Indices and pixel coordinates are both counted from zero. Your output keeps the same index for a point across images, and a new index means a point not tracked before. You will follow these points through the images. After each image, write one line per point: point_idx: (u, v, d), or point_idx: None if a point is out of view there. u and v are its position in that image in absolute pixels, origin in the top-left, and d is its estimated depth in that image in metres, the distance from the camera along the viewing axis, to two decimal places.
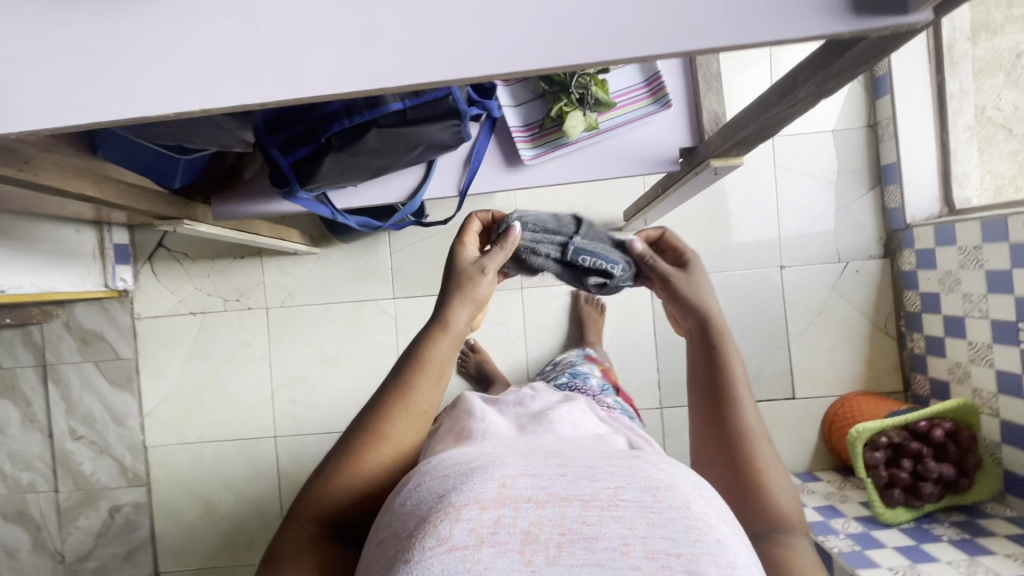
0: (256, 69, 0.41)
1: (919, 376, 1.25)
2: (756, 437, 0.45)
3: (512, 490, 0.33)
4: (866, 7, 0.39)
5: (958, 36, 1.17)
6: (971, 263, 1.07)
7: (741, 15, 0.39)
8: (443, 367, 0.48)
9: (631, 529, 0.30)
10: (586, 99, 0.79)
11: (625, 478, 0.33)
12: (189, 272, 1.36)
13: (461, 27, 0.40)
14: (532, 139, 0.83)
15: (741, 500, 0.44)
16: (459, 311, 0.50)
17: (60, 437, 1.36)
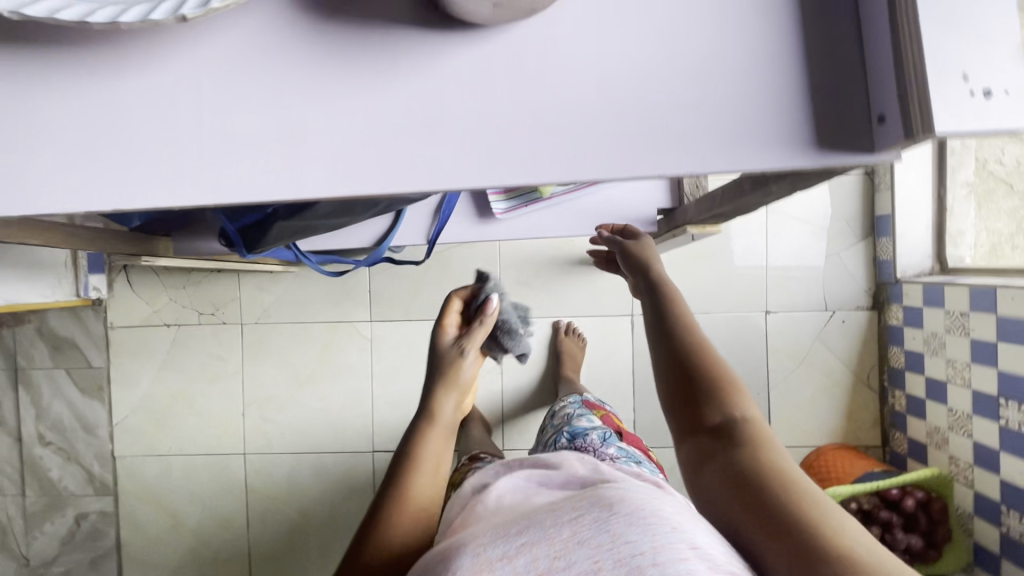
0: (176, 168, 0.38)
1: (898, 434, 1.23)
2: (706, 344, 0.46)
3: (484, 556, 0.36)
4: (831, 143, 0.36)
5: None
6: (957, 330, 1.05)
7: (697, 142, 0.37)
8: (440, 459, 0.51)
9: (598, 547, 0.34)
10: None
11: (583, 505, 0.37)
12: (164, 283, 1.34)
13: (397, 137, 0.38)
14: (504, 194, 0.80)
15: (693, 392, 0.44)
16: (446, 401, 0.53)
17: (29, 441, 1.35)
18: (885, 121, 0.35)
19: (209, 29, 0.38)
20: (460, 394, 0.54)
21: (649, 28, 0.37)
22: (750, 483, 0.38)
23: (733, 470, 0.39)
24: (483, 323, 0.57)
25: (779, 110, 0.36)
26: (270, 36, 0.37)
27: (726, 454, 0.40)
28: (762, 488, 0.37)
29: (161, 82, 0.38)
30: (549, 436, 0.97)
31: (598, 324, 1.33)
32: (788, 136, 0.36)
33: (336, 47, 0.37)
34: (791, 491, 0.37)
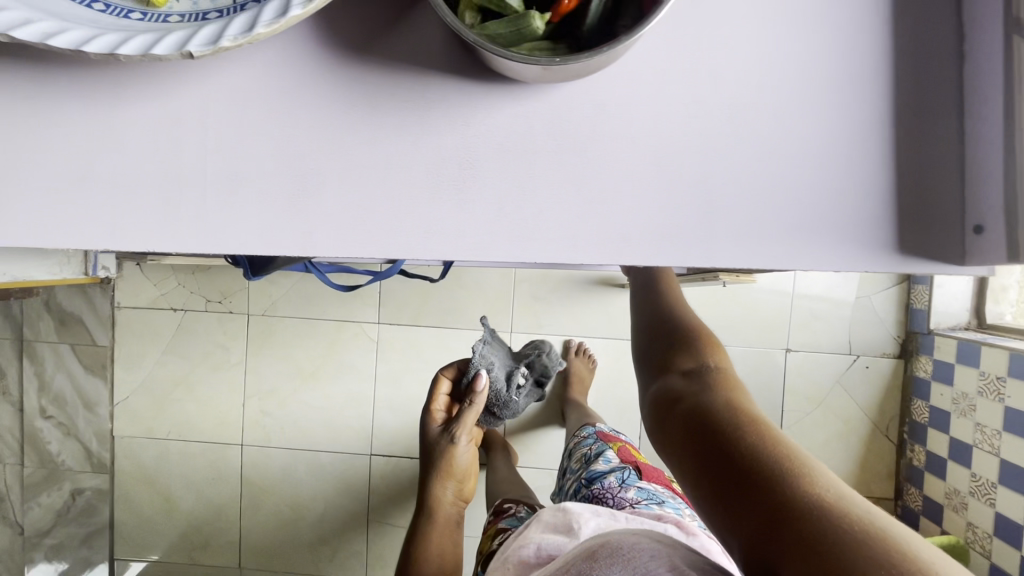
0: (175, 209, 0.35)
1: (913, 489, 1.18)
2: (691, 318, 0.53)
3: None
4: (917, 251, 0.32)
5: None
6: (991, 393, 0.99)
7: (759, 235, 0.32)
8: (446, 540, 0.70)
9: None
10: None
11: None
12: (173, 266, 1.31)
13: (422, 198, 0.34)
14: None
15: (670, 346, 0.50)
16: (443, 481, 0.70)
17: (29, 413, 1.35)
18: (983, 233, 0.30)
19: (222, 60, 0.34)
20: (452, 486, 0.71)
21: (716, 100, 0.32)
22: (709, 402, 0.41)
23: (697, 393, 0.43)
24: (455, 438, 0.67)
25: (858, 208, 0.32)
26: (290, 74, 0.34)
27: (689, 392, 0.44)
28: (720, 405, 0.41)
29: (165, 115, 0.34)
30: (569, 480, 0.95)
31: (611, 347, 1.29)
32: (866, 238, 0.32)
33: (362, 94, 0.34)
34: (748, 409, 0.40)
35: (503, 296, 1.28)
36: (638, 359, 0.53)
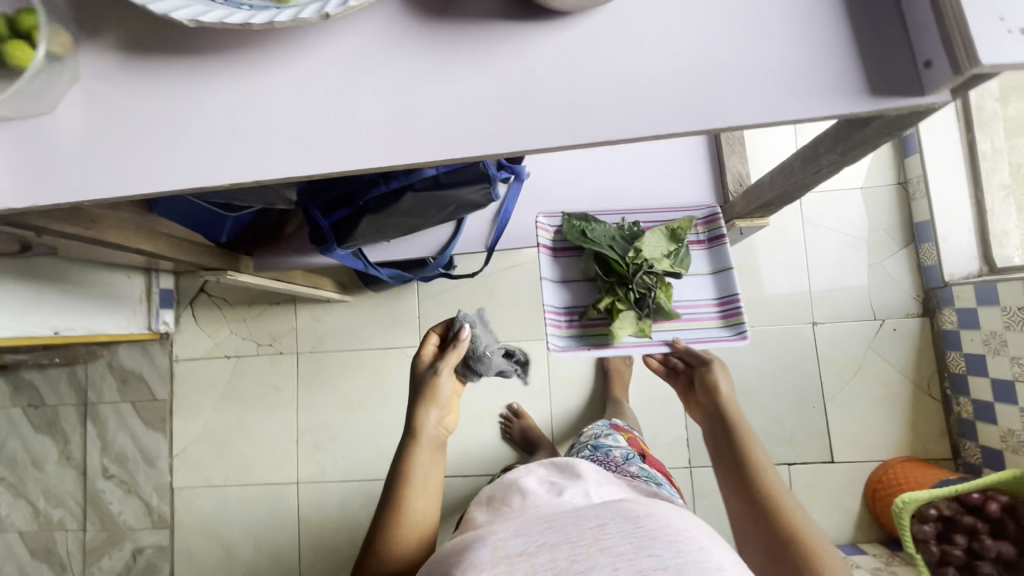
0: (305, 145, 0.45)
1: (968, 444, 1.18)
2: (790, 509, 0.55)
3: (506, 551, 0.43)
4: (885, 89, 0.40)
5: (987, 98, 1.17)
6: (1017, 325, 1.03)
7: (761, 95, 0.42)
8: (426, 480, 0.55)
9: (618, 556, 0.40)
10: (647, 302, 0.74)
11: (609, 519, 0.44)
12: (226, 316, 1.41)
13: (496, 110, 0.44)
14: (568, 329, 0.76)
15: (781, 549, 0.52)
16: (423, 415, 0.57)
17: (92, 474, 1.39)
18: (932, 65, 0.39)
19: (337, 33, 0.46)
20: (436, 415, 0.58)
21: (710, 6, 0.43)
22: None
23: None
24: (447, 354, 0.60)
25: (832, 66, 0.41)
26: (386, 35, 0.45)
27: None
28: None
29: (296, 75, 0.45)
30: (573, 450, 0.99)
31: None
32: (845, 87, 0.41)
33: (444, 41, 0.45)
34: None
35: (534, 307, 1.36)
36: (750, 554, 0.54)
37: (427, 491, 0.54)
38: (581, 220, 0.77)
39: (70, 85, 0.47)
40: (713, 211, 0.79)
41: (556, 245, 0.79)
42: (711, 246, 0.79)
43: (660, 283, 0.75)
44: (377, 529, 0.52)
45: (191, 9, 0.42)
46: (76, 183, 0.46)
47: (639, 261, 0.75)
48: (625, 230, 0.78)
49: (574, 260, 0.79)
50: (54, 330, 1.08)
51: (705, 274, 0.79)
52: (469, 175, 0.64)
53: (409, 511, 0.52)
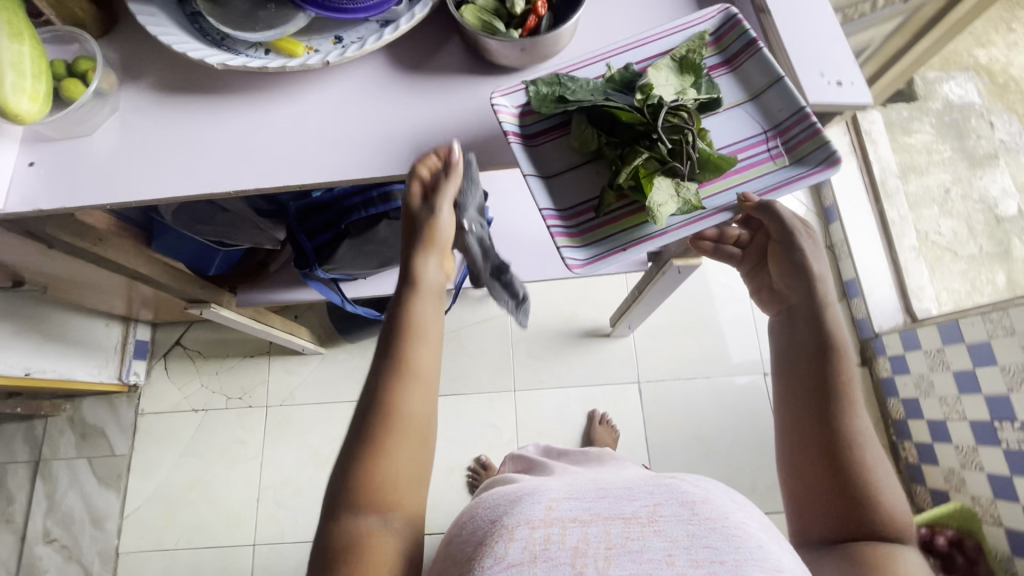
0: (302, 161, 0.55)
1: (920, 489, 1.21)
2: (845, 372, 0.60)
3: (559, 512, 0.49)
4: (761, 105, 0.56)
5: (888, 175, 1.43)
6: (939, 366, 1.14)
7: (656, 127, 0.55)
8: (426, 326, 0.53)
9: (674, 541, 0.46)
10: (683, 150, 0.54)
11: (665, 498, 0.50)
12: (198, 368, 1.43)
13: (456, 137, 0.56)
14: (581, 233, 0.56)
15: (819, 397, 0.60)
16: (427, 264, 0.54)
17: (32, 539, 1.31)
18: None
19: (330, 79, 0.58)
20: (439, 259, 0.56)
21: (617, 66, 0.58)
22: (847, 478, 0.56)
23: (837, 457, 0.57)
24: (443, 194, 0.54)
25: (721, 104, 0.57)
26: (372, 81, 0.58)
27: (857, 542, 0.54)
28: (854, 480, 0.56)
29: (293, 108, 0.57)
30: None
31: (607, 394, 1.38)
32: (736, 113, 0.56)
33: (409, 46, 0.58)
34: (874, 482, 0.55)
35: (503, 360, 1.41)
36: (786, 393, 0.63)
37: (428, 344, 0.53)
38: (550, 85, 0.55)
39: (108, 114, 0.57)
40: (729, 13, 0.57)
41: (530, 133, 0.57)
42: (737, 65, 0.57)
43: (691, 116, 0.54)
44: (376, 395, 0.50)
45: (220, 57, 0.55)
46: (98, 190, 0.55)
47: (653, 102, 0.54)
48: (614, 80, 0.56)
49: (562, 144, 0.58)
50: (25, 371, 1.11)
51: (745, 102, 0.56)
52: None
53: (411, 370, 0.51)
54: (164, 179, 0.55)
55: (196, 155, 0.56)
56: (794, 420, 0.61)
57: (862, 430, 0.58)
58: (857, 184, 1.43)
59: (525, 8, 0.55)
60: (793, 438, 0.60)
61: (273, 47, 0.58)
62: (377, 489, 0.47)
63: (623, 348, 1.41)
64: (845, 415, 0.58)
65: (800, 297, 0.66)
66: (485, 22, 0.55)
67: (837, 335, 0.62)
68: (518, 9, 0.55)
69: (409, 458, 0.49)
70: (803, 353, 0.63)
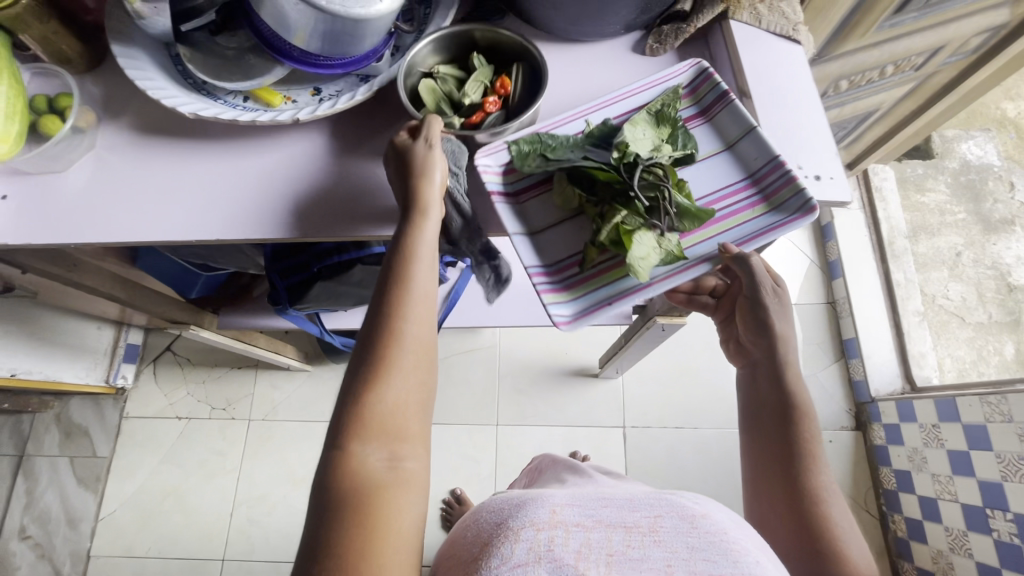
0: (265, 215, 0.56)
1: (906, 567, 1.16)
2: (807, 435, 0.57)
3: (561, 516, 0.46)
4: (744, 165, 0.53)
5: (896, 234, 1.40)
6: (933, 442, 1.11)
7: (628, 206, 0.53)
8: (424, 256, 0.51)
9: (672, 552, 0.43)
10: (661, 207, 0.52)
11: (664, 512, 0.47)
12: (186, 375, 1.43)
13: None
14: (565, 287, 0.54)
15: (780, 459, 0.57)
16: (428, 190, 0.51)
17: (7, 534, 1.31)
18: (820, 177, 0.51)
19: (307, 132, 0.59)
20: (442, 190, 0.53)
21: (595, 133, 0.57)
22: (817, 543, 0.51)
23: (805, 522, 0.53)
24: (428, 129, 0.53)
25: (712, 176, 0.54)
26: (345, 140, 0.59)
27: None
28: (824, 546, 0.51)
29: (268, 159, 0.58)
30: None
31: (590, 436, 1.35)
32: (717, 178, 0.54)
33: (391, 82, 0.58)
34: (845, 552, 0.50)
35: (487, 392, 1.39)
36: (751, 451, 0.60)
37: (428, 269, 0.51)
38: (531, 143, 0.54)
39: (85, 152, 0.58)
40: (701, 67, 0.55)
41: (514, 189, 0.56)
42: (711, 116, 0.55)
43: (667, 174, 0.52)
44: (376, 326, 0.47)
45: (194, 106, 0.55)
46: (66, 228, 0.55)
47: (629, 160, 0.52)
48: (593, 134, 0.54)
49: (546, 198, 0.56)
50: (11, 372, 1.11)
51: (719, 152, 0.55)
52: None
53: (414, 294, 0.49)
54: (132, 221, 0.55)
55: (166, 199, 0.56)
56: (759, 479, 0.58)
57: (824, 483, 0.55)
58: (865, 241, 1.40)
59: (475, 100, 0.57)
60: (760, 497, 0.57)
61: (251, 95, 0.58)
62: (378, 419, 0.44)
63: (610, 390, 1.39)
64: (807, 464, 0.56)
65: (765, 359, 0.62)
66: (430, 101, 0.57)
67: (799, 394, 0.60)
68: (467, 101, 0.57)
69: (408, 384, 0.46)
70: (766, 415, 0.60)
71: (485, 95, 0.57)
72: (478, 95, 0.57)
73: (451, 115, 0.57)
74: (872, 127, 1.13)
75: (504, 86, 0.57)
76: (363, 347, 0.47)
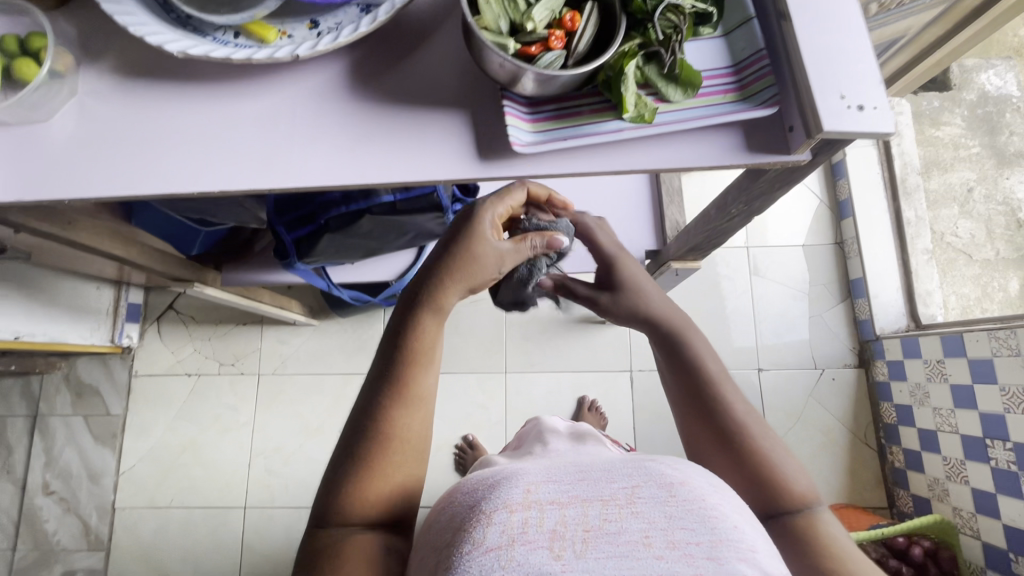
0: (271, 162, 0.52)
1: (902, 493, 1.23)
2: (725, 391, 0.51)
3: (537, 495, 0.36)
4: (738, 60, 0.51)
5: (909, 171, 1.36)
6: (937, 377, 1.13)
7: (644, 154, 0.50)
8: (431, 348, 0.46)
9: (650, 522, 0.33)
10: (669, 50, 0.48)
11: (641, 478, 0.37)
12: (191, 333, 1.43)
13: (431, 152, 0.51)
14: (537, 120, 0.51)
15: (720, 428, 0.49)
16: (453, 292, 0.48)
17: (32, 490, 1.35)
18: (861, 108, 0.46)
19: (305, 72, 0.54)
20: (467, 288, 0.50)
21: None
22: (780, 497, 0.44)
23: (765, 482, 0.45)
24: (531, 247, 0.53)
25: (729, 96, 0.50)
26: (348, 79, 0.54)
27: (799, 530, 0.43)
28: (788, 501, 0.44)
29: (265, 102, 0.53)
30: None
31: (599, 381, 1.37)
32: (709, 60, 0.51)
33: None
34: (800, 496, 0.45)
35: (496, 341, 1.40)
36: (686, 433, 0.51)
37: (435, 364, 0.46)
38: None
39: (67, 99, 0.53)
40: None
41: None
42: None
43: (686, 22, 0.49)
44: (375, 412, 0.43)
45: (182, 43, 0.51)
46: (52, 183, 0.52)
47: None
48: None
49: None
50: (14, 335, 1.08)
51: (714, 39, 0.53)
52: (424, 204, 0.72)
53: (411, 394, 0.44)
54: (125, 173, 0.52)
55: (157, 148, 0.52)
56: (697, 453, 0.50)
57: (743, 415, 0.49)
58: (877, 178, 1.37)
59: (540, 30, 0.48)
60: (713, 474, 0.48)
61: (242, 30, 0.53)
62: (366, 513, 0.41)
63: (617, 336, 1.39)
64: (721, 407, 0.50)
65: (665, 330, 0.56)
66: (488, 13, 0.48)
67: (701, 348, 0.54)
68: (531, 27, 0.48)
69: (404, 473, 0.43)
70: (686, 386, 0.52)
71: (548, 27, 0.49)
72: (543, 24, 0.48)
73: (506, 38, 0.48)
74: (898, 54, 1.06)
75: (574, 22, 0.48)
76: (353, 432, 0.43)
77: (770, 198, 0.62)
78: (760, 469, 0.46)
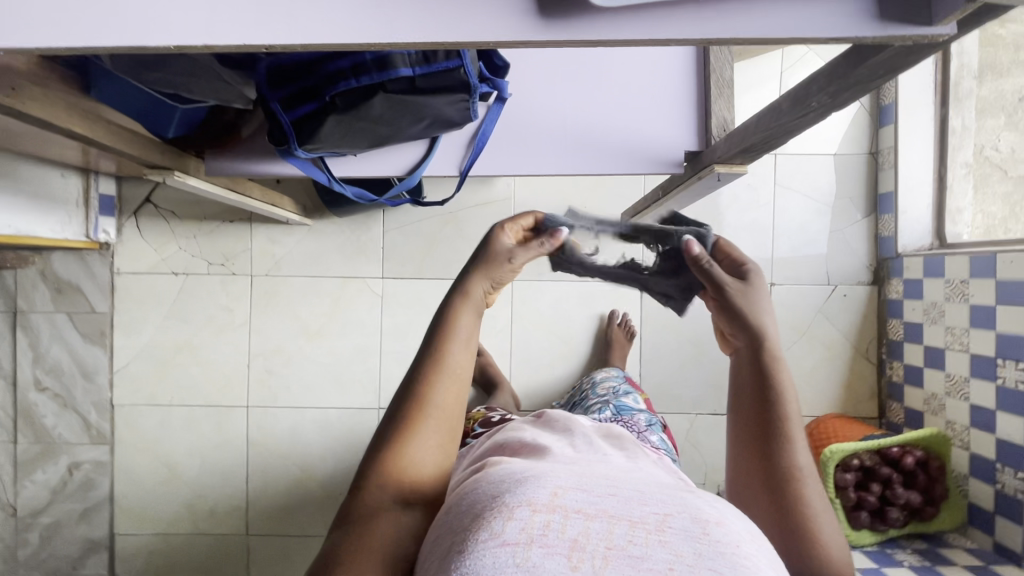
0: (267, 6, 0.40)
1: (895, 405, 1.27)
2: (797, 436, 0.45)
3: (564, 499, 0.33)
4: None
5: (965, 74, 1.20)
6: (956, 296, 1.11)
7: (749, 20, 0.40)
8: (467, 336, 0.47)
9: (676, 556, 0.31)
10: None
11: (675, 508, 0.34)
12: (173, 230, 1.32)
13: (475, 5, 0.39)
14: None
15: (776, 475, 0.44)
16: (478, 282, 0.48)
17: (24, 386, 1.31)
18: None
19: None
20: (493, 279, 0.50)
21: None
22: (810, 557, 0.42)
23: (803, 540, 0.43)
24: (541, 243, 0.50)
25: None
26: None
27: None
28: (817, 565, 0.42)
29: None
30: (591, 404, 0.98)
31: (609, 292, 1.33)
32: None
33: None
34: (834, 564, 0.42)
35: None
36: (735, 459, 0.47)
37: (472, 352, 0.47)
38: None
39: None
40: None
41: None
42: None
43: None
44: (411, 388, 0.45)
45: None
46: None
47: None
48: None
49: None
50: None
51: None
52: (448, 82, 0.61)
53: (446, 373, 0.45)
54: (71, 16, 0.39)
55: None
56: (742, 485, 0.46)
57: (803, 467, 0.45)
58: (928, 81, 1.23)
59: None
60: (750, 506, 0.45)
61: None
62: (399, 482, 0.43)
63: None
64: (784, 450, 0.45)
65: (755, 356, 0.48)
66: None
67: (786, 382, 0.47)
68: None
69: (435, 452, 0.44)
70: (757, 417, 0.46)
71: None
72: None
73: None
74: None
75: None
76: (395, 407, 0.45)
77: (870, 86, 0.51)
78: (805, 529, 0.43)
